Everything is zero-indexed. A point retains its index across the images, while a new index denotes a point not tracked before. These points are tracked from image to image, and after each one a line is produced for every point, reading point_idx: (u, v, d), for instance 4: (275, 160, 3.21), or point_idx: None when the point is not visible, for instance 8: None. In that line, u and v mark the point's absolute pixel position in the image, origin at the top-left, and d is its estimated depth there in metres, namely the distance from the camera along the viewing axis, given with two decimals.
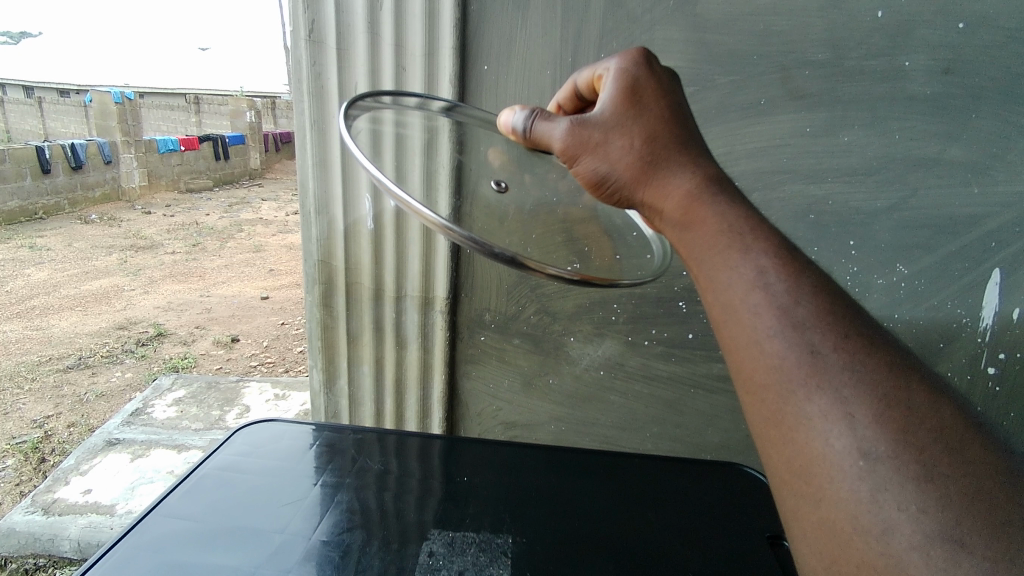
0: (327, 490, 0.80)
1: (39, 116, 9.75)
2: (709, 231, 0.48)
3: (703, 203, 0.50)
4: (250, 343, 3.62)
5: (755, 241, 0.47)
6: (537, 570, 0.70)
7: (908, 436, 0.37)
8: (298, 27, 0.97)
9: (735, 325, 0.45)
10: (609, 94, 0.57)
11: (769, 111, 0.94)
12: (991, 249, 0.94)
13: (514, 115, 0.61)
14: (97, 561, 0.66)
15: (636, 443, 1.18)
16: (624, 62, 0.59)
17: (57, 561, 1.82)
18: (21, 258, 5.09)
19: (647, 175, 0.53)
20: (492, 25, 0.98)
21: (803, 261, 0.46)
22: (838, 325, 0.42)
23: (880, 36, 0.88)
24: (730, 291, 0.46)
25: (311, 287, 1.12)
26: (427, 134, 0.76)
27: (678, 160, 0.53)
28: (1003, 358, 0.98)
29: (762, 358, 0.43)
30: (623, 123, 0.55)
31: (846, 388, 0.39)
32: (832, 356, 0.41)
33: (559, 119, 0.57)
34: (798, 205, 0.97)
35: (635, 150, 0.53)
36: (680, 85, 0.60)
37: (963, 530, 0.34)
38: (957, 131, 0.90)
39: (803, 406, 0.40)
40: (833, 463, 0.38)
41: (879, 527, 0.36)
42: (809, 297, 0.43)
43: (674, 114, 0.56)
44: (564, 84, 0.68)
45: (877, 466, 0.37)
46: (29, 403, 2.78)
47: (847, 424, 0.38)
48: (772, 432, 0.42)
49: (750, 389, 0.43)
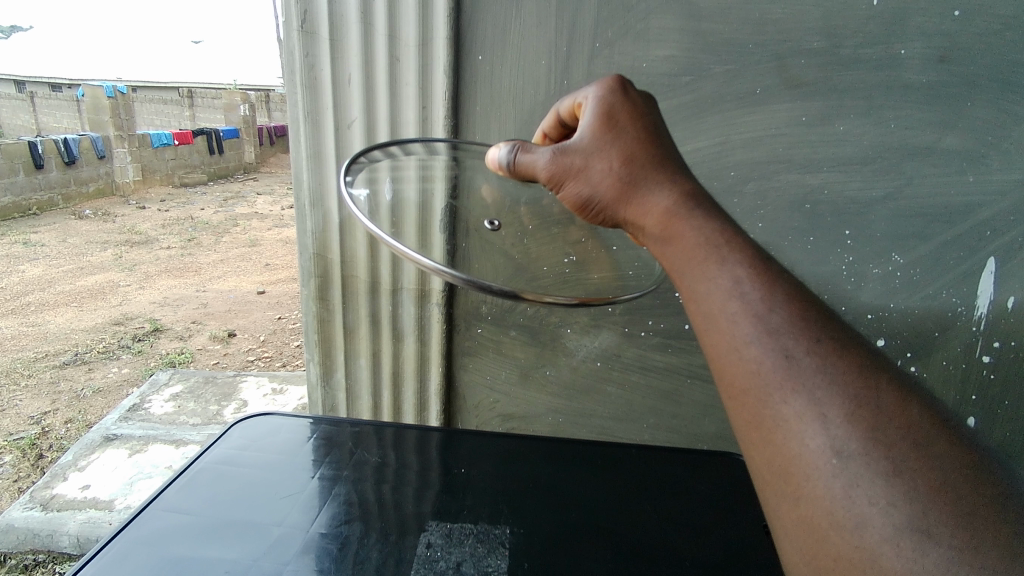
0: (324, 484, 0.80)
1: (31, 111, 9.70)
2: (687, 240, 0.49)
3: (680, 215, 0.50)
4: (246, 338, 3.61)
5: (728, 247, 0.47)
6: (534, 560, 0.71)
7: (878, 434, 0.38)
8: (291, 18, 0.97)
9: (714, 331, 0.45)
10: (589, 116, 0.57)
11: (766, 101, 0.93)
12: (987, 238, 0.92)
13: (499, 150, 0.62)
14: (94, 556, 0.65)
15: (633, 434, 1.18)
16: (601, 86, 0.59)
17: (56, 557, 1.82)
18: (16, 253, 5.07)
19: (626, 192, 0.53)
20: (487, 14, 0.98)
21: (776, 266, 0.47)
22: (812, 329, 0.42)
23: (874, 26, 0.87)
24: (709, 301, 0.46)
25: (307, 281, 1.12)
26: (422, 176, 0.83)
27: (654, 175, 0.53)
28: (997, 348, 0.96)
29: (740, 363, 0.43)
30: (602, 146, 0.55)
31: (820, 390, 0.40)
32: (806, 359, 0.41)
33: (540, 149, 0.58)
34: (794, 195, 0.96)
35: (614, 171, 0.54)
36: (654, 102, 0.61)
37: (930, 521, 0.35)
38: (952, 120, 0.89)
39: (780, 409, 0.40)
40: (809, 460, 0.39)
41: (852, 523, 0.36)
42: (784, 303, 0.43)
43: (649, 130, 0.56)
44: (548, 113, 0.67)
45: (850, 464, 0.37)
46: (26, 400, 2.78)
47: (821, 423, 0.39)
48: (752, 434, 0.42)
49: (731, 394, 0.44)
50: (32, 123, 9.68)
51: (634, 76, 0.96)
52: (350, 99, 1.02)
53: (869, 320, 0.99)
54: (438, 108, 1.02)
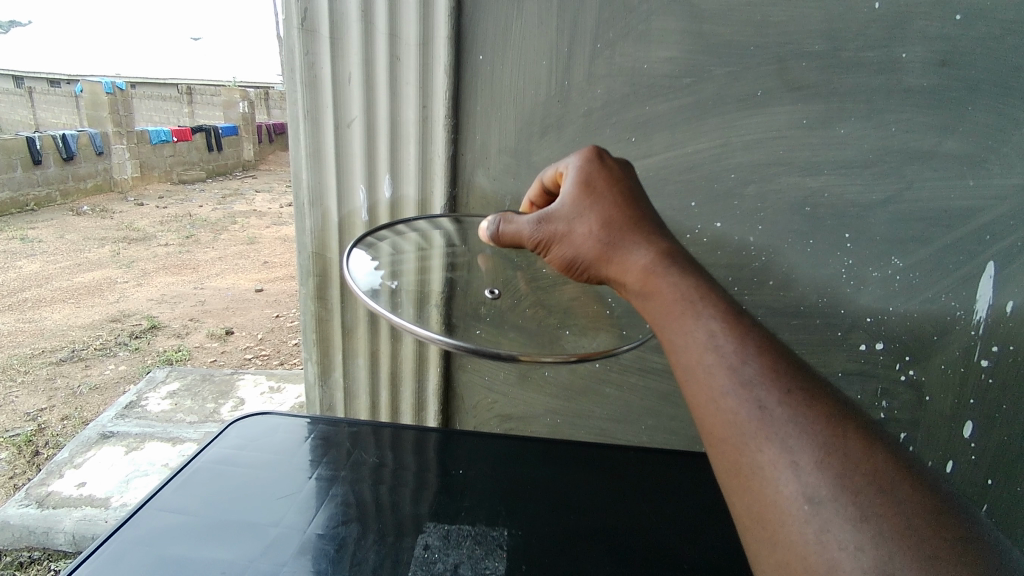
0: (321, 484, 0.80)
1: (30, 106, 9.69)
2: (668, 297, 0.53)
3: (657, 274, 0.55)
4: (244, 336, 3.60)
5: (705, 305, 0.52)
6: (532, 563, 0.71)
7: (846, 481, 0.42)
8: (291, 16, 0.97)
9: (694, 383, 0.50)
10: (569, 188, 0.63)
11: (766, 103, 0.92)
12: (987, 242, 0.91)
13: (485, 223, 0.69)
14: (89, 556, 0.65)
15: (632, 435, 1.17)
16: (581, 160, 0.65)
17: (51, 555, 1.82)
18: (13, 249, 5.06)
19: (607, 254, 0.59)
20: (487, 14, 0.97)
21: (750, 322, 0.52)
22: (782, 380, 0.47)
23: (876, 28, 0.86)
24: (688, 354, 0.50)
25: (306, 279, 1.13)
26: (421, 246, 0.87)
27: (634, 237, 0.58)
28: (996, 352, 0.95)
29: (719, 413, 0.48)
30: (582, 212, 0.61)
31: (791, 439, 0.44)
32: (778, 410, 0.46)
33: (524, 218, 0.65)
34: (794, 198, 0.95)
35: (594, 234, 0.60)
36: (632, 171, 0.67)
37: (895, 564, 0.38)
38: (953, 124, 0.88)
39: (756, 457, 0.45)
40: (784, 506, 0.43)
41: (824, 567, 0.40)
42: (756, 357, 0.48)
43: (629, 198, 0.62)
44: (534, 184, 0.73)
45: (821, 509, 0.42)
46: (22, 396, 2.77)
47: (794, 471, 0.43)
48: (734, 481, 0.46)
49: (713, 442, 0.48)
50: (31, 118, 9.67)
51: (635, 76, 0.96)
52: (349, 99, 1.02)
53: (868, 323, 0.99)
54: (437, 106, 1.02)
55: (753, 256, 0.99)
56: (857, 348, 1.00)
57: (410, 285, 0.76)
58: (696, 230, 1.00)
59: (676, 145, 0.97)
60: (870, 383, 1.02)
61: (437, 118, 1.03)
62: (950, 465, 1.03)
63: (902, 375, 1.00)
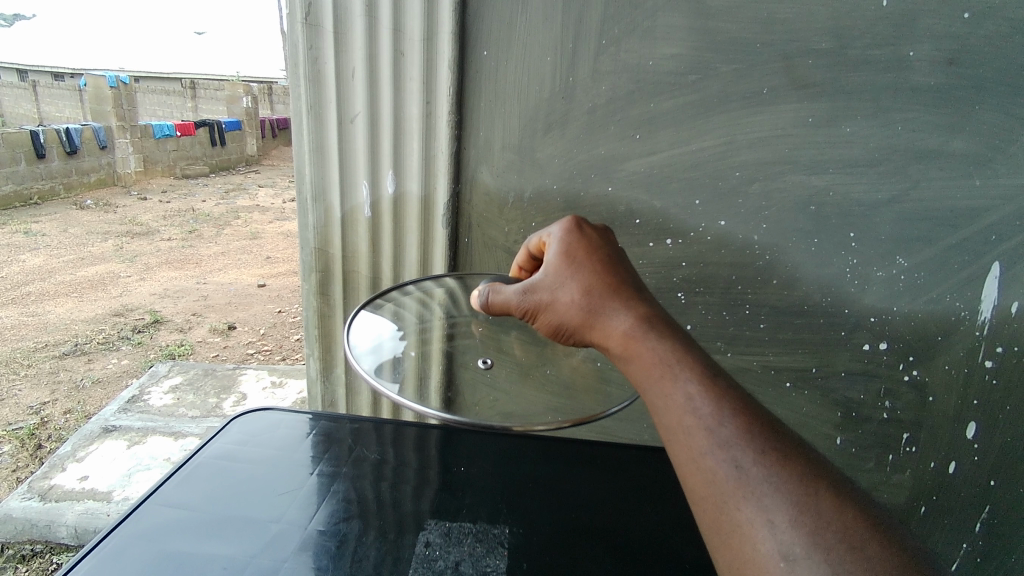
0: (322, 481, 0.79)
1: (33, 100, 9.71)
2: (648, 363, 0.53)
3: (637, 339, 0.54)
4: (246, 332, 3.60)
5: (683, 367, 0.52)
6: (533, 560, 0.71)
7: (818, 538, 0.42)
8: (294, 12, 0.97)
9: (675, 445, 0.50)
10: (550, 256, 0.63)
11: (772, 100, 0.91)
12: (992, 242, 0.87)
13: (477, 294, 0.70)
14: (91, 551, 0.65)
15: (634, 434, 1.17)
16: (561, 229, 0.66)
17: (53, 548, 1.82)
18: (17, 242, 5.08)
19: (590, 320, 0.58)
20: (492, 7, 0.98)
21: (727, 382, 0.52)
22: (758, 441, 0.48)
23: (883, 26, 0.84)
24: (669, 415, 0.50)
25: (308, 275, 1.13)
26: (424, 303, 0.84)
27: (614, 302, 0.58)
28: (1001, 353, 0.90)
29: (700, 475, 0.48)
30: (562, 280, 0.60)
31: (767, 497, 0.45)
32: (754, 469, 0.46)
33: (510, 289, 0.65)
34: (798, 196, 0.94)
35: (575, 301, 0.59)
36: (613, 235, 0.67)
37: None
38: (958, 124, 0.85)
39: (735, 514, 0.45)
40: (761, 562, 0.43)
41: None
42: (732, 418, 0.49)
43: (608, 262, 0.61)
44: (520, 250, 0.73)
45: (796, 566, 0.42)
46: (25, 390, 2.77)
47: (770, 528, 0.44)
48: (716, 539, 0.46)
49: (694, 501, 0.48)
50: (35, 112, 9.71)
51: (639, 73, 0.95)
52: (352, 93, 1.01)
53: (872, 323, 0.97)
54: (441, 101, 1.03)
55: (756, 255, 0.99)
56: (859, 348, 0.99)
57: (410, 365, 0.72)
58: (700, 228, 1.00)
59: (680, 142, 0.96)
60: (873, 384, 1.01)
61: (440, 112, 1.03)
62: (952, 466, 0.99)
63: (904, 375, 0.98)
